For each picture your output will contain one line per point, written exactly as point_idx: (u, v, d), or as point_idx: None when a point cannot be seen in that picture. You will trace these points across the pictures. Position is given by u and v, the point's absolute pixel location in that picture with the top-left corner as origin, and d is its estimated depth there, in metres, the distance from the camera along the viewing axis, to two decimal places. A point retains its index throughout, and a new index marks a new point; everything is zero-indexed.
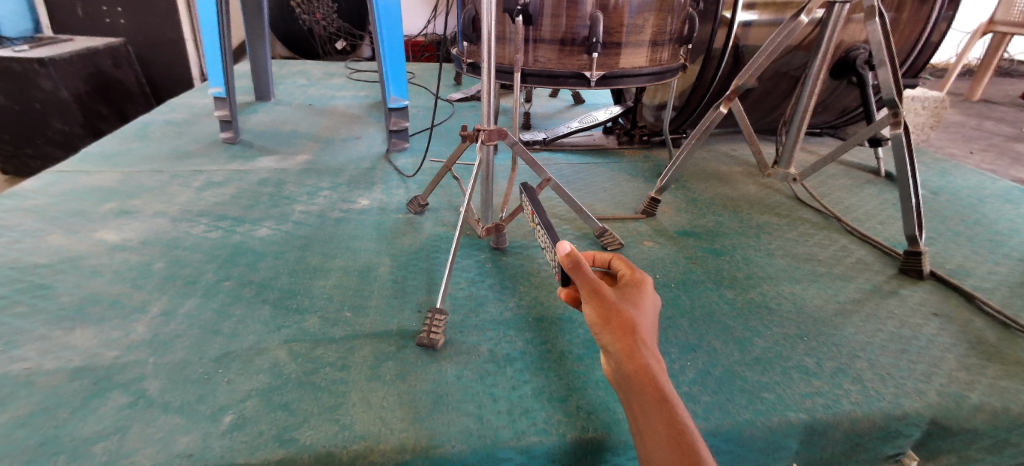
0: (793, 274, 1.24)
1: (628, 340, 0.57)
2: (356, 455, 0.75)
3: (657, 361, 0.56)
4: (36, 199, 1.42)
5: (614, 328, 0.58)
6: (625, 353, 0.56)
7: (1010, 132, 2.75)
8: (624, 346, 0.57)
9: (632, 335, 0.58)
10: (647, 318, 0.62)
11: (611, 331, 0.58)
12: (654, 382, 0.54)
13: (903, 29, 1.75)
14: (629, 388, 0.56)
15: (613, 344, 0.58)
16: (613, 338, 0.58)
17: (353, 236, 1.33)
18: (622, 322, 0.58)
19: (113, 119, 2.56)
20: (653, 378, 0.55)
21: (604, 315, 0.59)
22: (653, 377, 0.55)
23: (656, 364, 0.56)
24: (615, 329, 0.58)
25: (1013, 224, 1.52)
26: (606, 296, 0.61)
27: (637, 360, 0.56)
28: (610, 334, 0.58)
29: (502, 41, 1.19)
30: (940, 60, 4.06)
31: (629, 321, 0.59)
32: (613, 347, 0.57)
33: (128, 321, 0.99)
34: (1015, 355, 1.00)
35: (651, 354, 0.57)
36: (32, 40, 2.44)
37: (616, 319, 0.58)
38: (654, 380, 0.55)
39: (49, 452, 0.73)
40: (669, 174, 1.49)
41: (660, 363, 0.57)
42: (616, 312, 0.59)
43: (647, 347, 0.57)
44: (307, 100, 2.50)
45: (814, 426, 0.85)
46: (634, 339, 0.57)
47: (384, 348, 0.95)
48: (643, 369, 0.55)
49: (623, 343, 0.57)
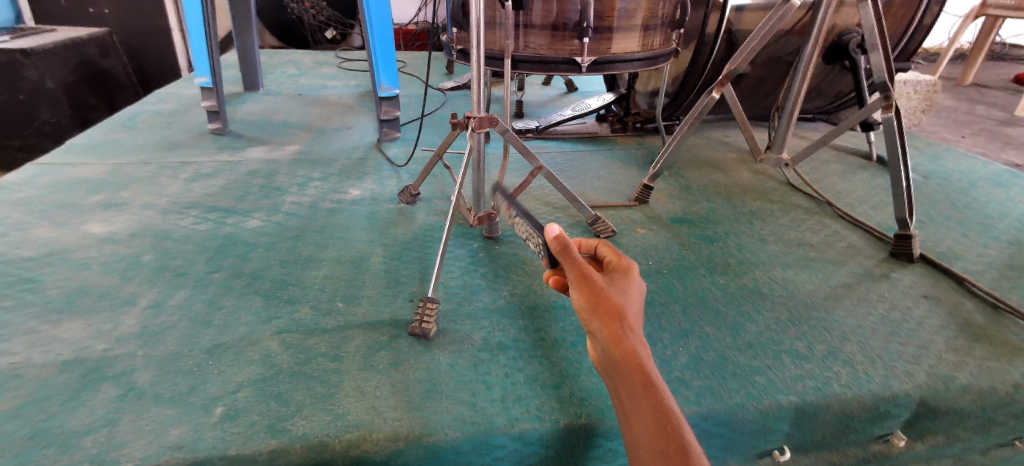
0: (785, 259, 1.25)
1: (615, 327, 0.57)
2: (350, 443, 0.75)
3: (643, 346, 0.56)
4: (21, 191, 1.40)
5: (602, 313, 0.58)
6: (613, 339, 0.56)
7: (1000, 116, 2.76)
8: (612, 332, 0.57)
9: (620, 322, 0.57)
10: (633, 304, 0.62)
11: (600, 316, 0.58)
12: (642, 368, 0.54)
13: (896, 12, 1.74)
14: (615, 373, 0.56)
15: (601, 331, 0.57)
16: (601, 325, 0.57)
17: (346, 226, 1.32)
18: (610, 308, 0.58)
19: (103, 109, 2.54)
20: (641, 364, 0.55)
21: (593, 301, 0.59)
22: (640, 363, 0.55)
23: (643, 350, 0.56)
24: (604, 315, 0.58)
25: (1003, 207, 1.53)
26: (595, 282, 0.60)
27: (625, 346, 0.56)
28: (597, 319, 0.58)
29: (492, 26, 1.18)
30: (933, 44, 4.05)
31: (616, 307, 0.58)
32: (601, 332, 0.57)
33: (118, 313, 0.99)
34: (1002, 336, 1.01)
35: (638, 340, 0.57)
36: (14, 30, 2.40)
37: (604, 305, 0.58)
38: (641, 365, 0.55)
39: (39, 445, 0.73)
40: (662, 161, 1.48)
41: (646, 349, 0.57)
42: (605, 298, 0.59)
43: (634, 333, 0.57)
44: (297, 90, 2.47)
45: (804, 409, 0.86)
46: (622, 326, 0.57)
47: (377, 338, 0.95)
48: (631, 355, 0.55)
49: (611, 328, 0.57)
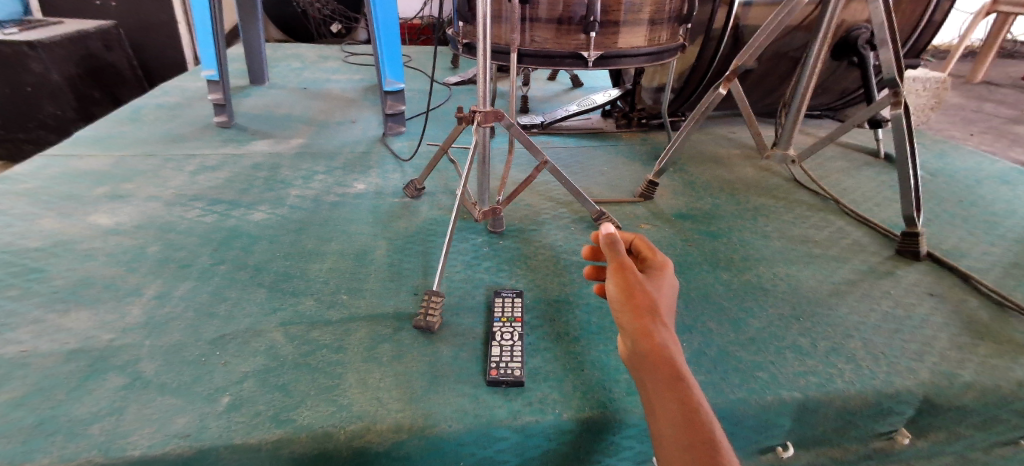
0: (789, 255, 1.24)
1: (645, 320, 0.56)
2: (353, 434, 0.76)
3: (673, 342, 0.54)
4: (26, 182, 1.41)
5: (633, 304, 0.57)
6: (641, 330, 0.55)
7: (1008, 114, 2.73)
8: (641, 324, 0.55)
9: (651, 315, 0.56)
10: (665, 301, 0.61)
11: (630, 307, 0.57)
12: (670, 362, 0.52)
13: (906, 9, 1.72)
14: (642, 365, 0.54)
15: (631, 323, 0.56)
16: (631, 317, 0.56)
17: (349, 220, 1.33)
18: (641, 302, 0.57)
19: (106, 103, 2.54)
20: (669, 358, 0.52)
21: (626, 292, 0.58)
22: (668, 356, 0.52)
23: (672, 345, 0.54)
24: (635, 308, 0.57)
25: (1010, 205, 1.52)
26: (631, 274, 0.60)
27: (653, 338, 0.54)
28: (627, 310, 0.57)
29: (497, 20, 1.17)
30: (944, 41, 4.00)
31: (648, 301, 0.57)
32: (631, 323, 0.56)
33: (123, 303, 1.00)
34: (1006, 334, 1.01)
35: (668, 334, 0.55)
36: (21, 22, 2.41)
37: (636, 297, 0.57)
38: (669, 358, 0.52)
39: (46, 433, 0.74)
40: (667, 156, 1.48)
41: (676, 344, 0.55)
42: (638, 291, 0.58)
43: (665, 327, 0.56)
44: (302, 83, 2.47)
45: (806, 404, 0.86)
46: (653, 319, 0.55)
47: (379, 330, 0.96)
48: (659, 348, 0.53)
49: (640, 319, 0.56)
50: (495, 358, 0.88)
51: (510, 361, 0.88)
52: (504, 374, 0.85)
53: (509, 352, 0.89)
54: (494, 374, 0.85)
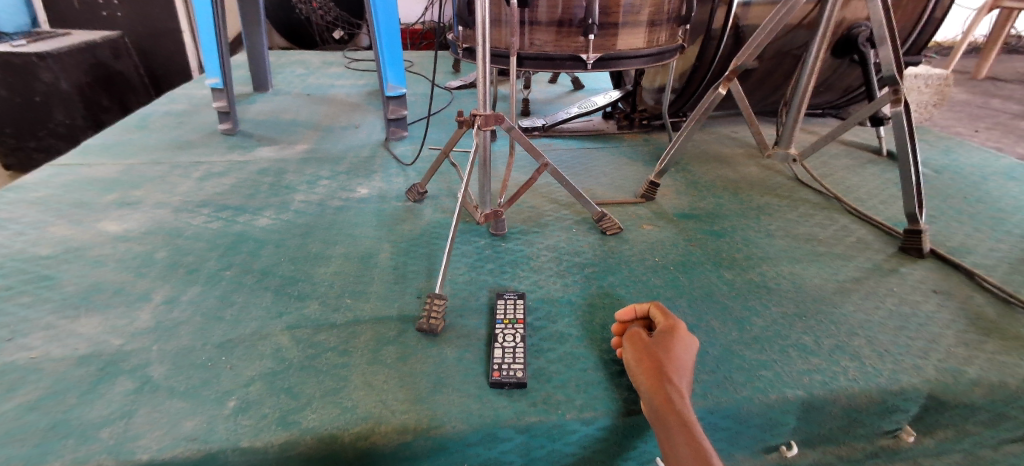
0: (793, 253, 1.24)
1: (656, 380, 0.72)
2: (358, 436, 0.77)
3: (679, 395, 0.69)
4: (38, 191, 1.43)
5: (646, 370, 0.74)
6: (652, 388, 0.71)
7: (1015, 110, 2.70)
8: (651, 382, 0.72)
9: (659, 375, 0.72)
10: (676, 360, 0.75)
11: (644, 372, 0.74)
12: (674, 409, 0.67)
13: (907, 6, 1.72)
14: (657, 415, 0.69)
15: (644, 383, 0.73)
16: (644, 378, 0.74)
17: (354, 223, 1.34)
18: (651, 365, 0.74)
19: (115, 110, 2.57)
20: (672, 406, 0.67)
21: (640, 360, 0.76)
22: (672, 405, 0.67)
23: (677, 397, 0.69)
24: (647, 370, 0.74)
25: (1016, 201, 1.51)
26: (642, 344, 0.79)
27: (661, 393, 0.70)
28: (643, 374, 0.74)
29: (497, 24, 1.18)
30: (947, 37, 3.98)
31: (657, 362, 0.74)
32: (646, 385, 0.72)
33: (132, 309, 1.01)
34: (1014, 330, 1.00)
35: (675, 390, 0.69)
36: (31, 35, 2.45)
37: (647, 362, 0.75)
38: (673, 406, 0.67)
39: (59, 435, 0.75)
40: (669, 156, 1.48)
41: (684, 397, 0.69)
42: (649, 356, 0.76)
43: (674, 384, 0.70)
44: (306, 89, 2.50)
45: (811, 402, 0.86)
46: (661, 378, 0.72)
47: (384, 332, 0.97)
48: (666, 400, 0.69)
49: (652, 380, 0.72)
50: (497, 360, 0.88)
51: (512, 363, 0.88)
52: (506, 375, 0.86)
53: (511, 353, 0.90)
54: (498, 375, 0.85)
